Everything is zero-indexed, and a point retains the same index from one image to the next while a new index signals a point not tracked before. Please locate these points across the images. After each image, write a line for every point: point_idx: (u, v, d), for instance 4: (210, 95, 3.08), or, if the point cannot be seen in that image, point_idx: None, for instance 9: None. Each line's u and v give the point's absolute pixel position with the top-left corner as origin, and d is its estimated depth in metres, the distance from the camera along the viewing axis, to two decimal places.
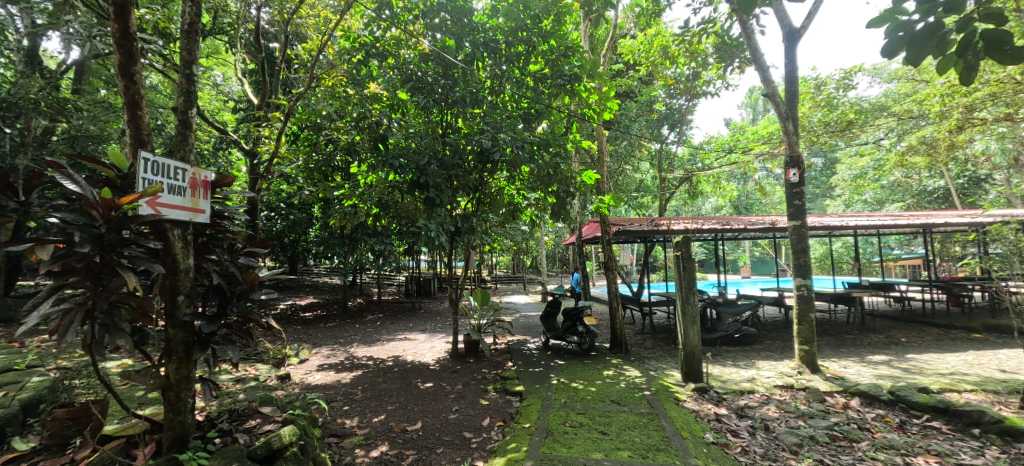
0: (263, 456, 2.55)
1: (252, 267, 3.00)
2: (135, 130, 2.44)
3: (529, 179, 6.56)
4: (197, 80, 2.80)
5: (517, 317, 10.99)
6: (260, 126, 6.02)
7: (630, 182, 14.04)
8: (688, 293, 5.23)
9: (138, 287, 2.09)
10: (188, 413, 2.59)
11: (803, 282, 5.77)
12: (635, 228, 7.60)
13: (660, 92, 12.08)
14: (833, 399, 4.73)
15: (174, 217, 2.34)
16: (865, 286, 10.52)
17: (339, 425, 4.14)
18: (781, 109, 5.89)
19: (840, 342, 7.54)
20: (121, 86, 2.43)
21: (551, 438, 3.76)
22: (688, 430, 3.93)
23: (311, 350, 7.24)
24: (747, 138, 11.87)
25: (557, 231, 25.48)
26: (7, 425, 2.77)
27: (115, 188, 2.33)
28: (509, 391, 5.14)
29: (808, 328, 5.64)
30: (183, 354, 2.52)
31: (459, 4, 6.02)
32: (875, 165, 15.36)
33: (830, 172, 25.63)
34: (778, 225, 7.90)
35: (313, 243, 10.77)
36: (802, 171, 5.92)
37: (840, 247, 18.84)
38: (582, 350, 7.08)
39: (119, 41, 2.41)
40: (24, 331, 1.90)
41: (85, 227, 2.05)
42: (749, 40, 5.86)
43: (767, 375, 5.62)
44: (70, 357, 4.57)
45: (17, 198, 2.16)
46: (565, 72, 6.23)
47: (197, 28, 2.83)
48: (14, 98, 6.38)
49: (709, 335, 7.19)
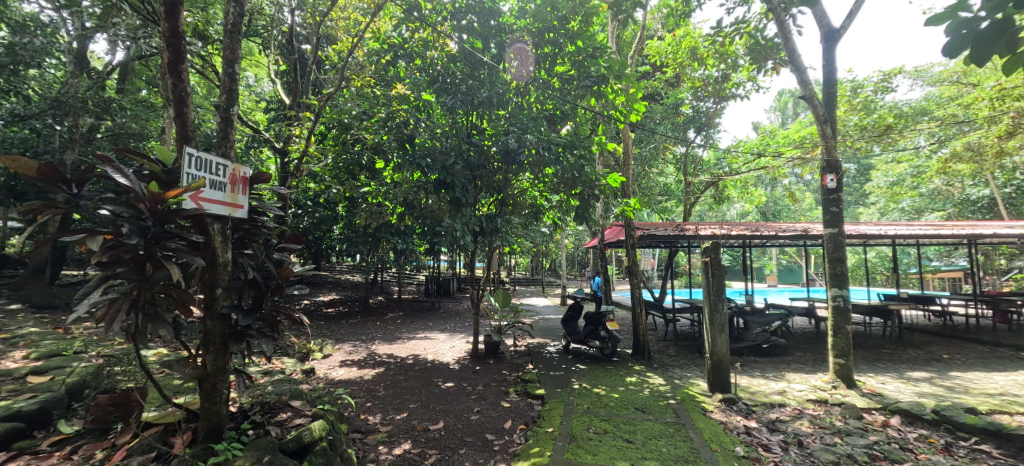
0: (294, 450, 2.58)
1: (285, 262, 2.98)
2: (180, 126, 2.48)
3: (553, 181, 6.61)
4: (239, 78, 2.87)
5: (538, 320, 10.96)
6: (291, 125, 6.22)
7: (654, 185, 13.83)
8: (718, 300, 4.98)
9: (180, 279, 2.15)
10: (224, 403, 2.63)
11: (839, 293, 5.50)
12: (661, 233, 7.47)
13: (687, 94, 11.85)
14: (871, 416, 4.51)
15: (215, 212, 2.39)
16: (905, 299, 10.00)
17: (363, 420, 4.18)
18: (819, 112, 5.64)
19: (876, 356, 7.22)
20: (168, 83, 2.49)
21: (574, 444, 3.70)
22: (717, 442, 3.79)
23: (334, 346, 7.38)
24: (777, 142, 11.54)
25: (575, 234, 25.44)
26: (54, 408, 2.89)
27: (161, 183, 2.39)
28: (531, 394, 5.10)
29: (844, 341, 5.38)
30: (220, 345, 2.58)
31: (487, 5, 6.03)
32: (914, 172, 14.74)
33: (864, 178, 24.86)
34: (811, 232, 7.60)
35: (338, 240, 10.95)
36: (841, 176, 5.60)
37: (874, 256, 18.08)
38: (603, 356, 6.98)
39: (168, 39, 2.47)
40: (74, 320, 1.94)
41: (133, 220, 2.13)
42: (787, 41, 5.63)
43: (799, 388, 5.40)
44: (111, 344, 4.74)
45: (70, 190, 2.19)
46: (592, 74, 6.16)
47: (239, 28, 2.92)
48: (65, 97, 6.88)
49: (735, 345, 6.99)
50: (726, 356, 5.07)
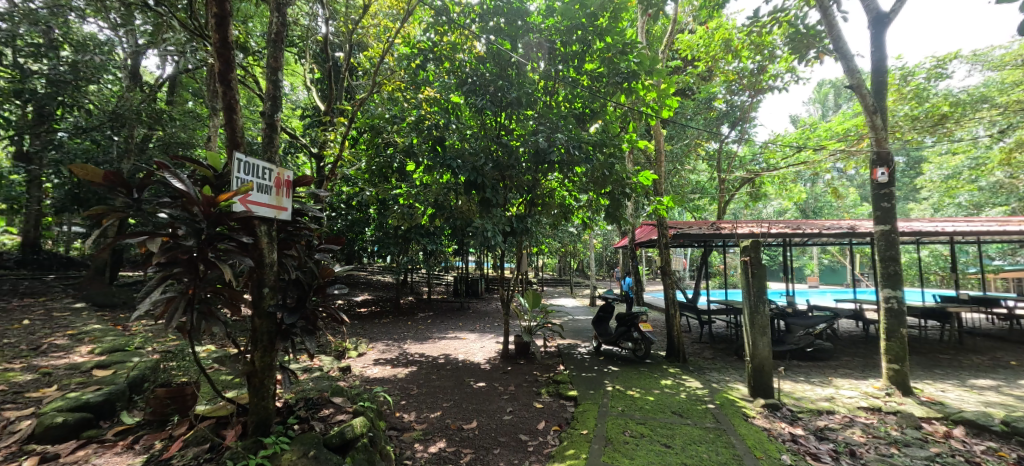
0: (337, 445, 2.64)
1: (326, 263, 3.07)
2: (229, 133, 2.60)
3: (583, 180, 6.53)
4: (282, 85, 2.99)
5: (568, 320, 10.87)
6: (326, 130, 6.44)
7: (686, 182, 13.47)
8: (759, 302, 4.78)
9: (232, 279, 2.25)
10: (271, 399, 2.73)
11: (892, 294, 5.18)
12: (695, 232, 7.26)
13: (720, 88, 11.48)
14: (931, 426, 4.21)
15: (262, 214, 2.50)
16: (965, 300, 9.31)
17: (398, 418, 4.26)
18: (867, 102, 5.33)
19: (933, 362, 6.75)
20: (219, 92, 2.61)
21: (611, 447, 3.64)
22: (761, 449, 3.64)
23: (368, 345, 7.56)
24: (819, 135, 11.01)
25: (604, 234, 25.12)
26: (117, 400, 3.08)
27: (213, 187, 2.50)
28: (564, 396, 5.05)
29: (898, 345, 5.05)
30: (267, 342, 2.69)
31: (515, 5, 6.00)
32: (972, 164, 13.73)
33: (915, 172, 23.37)
34: (858, 230, 7.20)
35: (370, 241, 11.22)
36: (892, 170, 5.29)
37: (928, 255, 16.96)
38: (636, 358, 6.84)
39: (219, 50, 2.58)
40: (137, 316, 2.05)
41: (188, 222, 2.24)
42: (830, 28, 5.36)
43: (849, 395, 5.11)
44: (164, 341, 5.02)
45: (130, 195, 2.31)
46: (622, 70, 6.02)
47: (282, 37, 3.03)
48: (121, 110, 7.37)
49: (776, 348, 6.70)
50: (768, 360, 4.86)
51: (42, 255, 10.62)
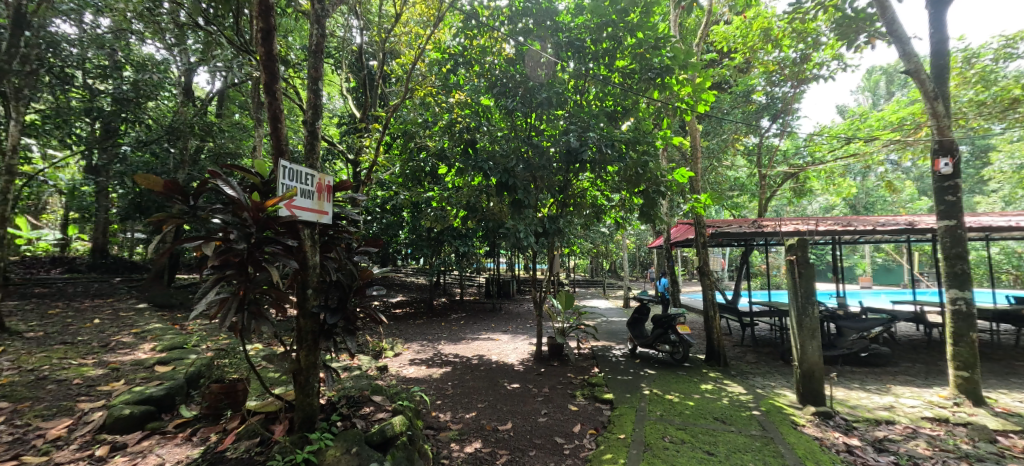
0: (378, 443, 2.71)
1: (365, 264, 3.16)
2: (275, 142, 2.73)
3: (616, 179, 6.43)
4: (322, 94, 3.10)
5: (601, 322, 10.71)
6: (362, 137, 6.65)
7: (724, 179, 12.99)
8: (806, 303, 4.54)
9: (279, 280, 2.36)
10: (315, 396, 2.83)
11: (959, 295, 4.79)
12: (734, 231, 6.99)
13: (759, 80, 11.01)
14: (1007, 440, 3.86)
15: (305, 218, 2.61)
16: None
17: (434, 418, 4.32)
18: (926, 87, 4.95)
19: (1007, 369, 6.19)
20: (265, 103, 2.74)
21: (650, 453, 3.55)
22: (812, 460, 3.45)
23: (404, 345, 7.73)
24: (870, 125, 10.35)
25: (638, 234, 24.60)
26: (176, 394, 3.29)
27: (261, 193, 2.63)
28: (599, 398, 4.97)
29: (968, 350, 4.67)
30: (310, 342, 2.78)
31: (543, 6, 6.04)
32: None
33: (982, 162, 21.53)
34: (917, 226, 6.70)
35: (404, 244, 11.48)
36: (956, 160, 4.88)
37: (998, 252, 15.56)
38: (674, 361, 6.65)
39: (264, 63, 2.71)
40: (194, 316, 2.18)
41: (239, 227, 2.36)
42: (883, 10, 5.02)
43: (910, 404, 4.77)
44: (216, 339, 5.30)
45: (186, 202, 2.46)
46: (655, 65, 5.88)
47: (322, 47, 3.15)
48: (177, 123, 7.88)
49: (826, 353, 6.34)
50: (819, 365, 4.60)
51: (109, 259, 11.49)
